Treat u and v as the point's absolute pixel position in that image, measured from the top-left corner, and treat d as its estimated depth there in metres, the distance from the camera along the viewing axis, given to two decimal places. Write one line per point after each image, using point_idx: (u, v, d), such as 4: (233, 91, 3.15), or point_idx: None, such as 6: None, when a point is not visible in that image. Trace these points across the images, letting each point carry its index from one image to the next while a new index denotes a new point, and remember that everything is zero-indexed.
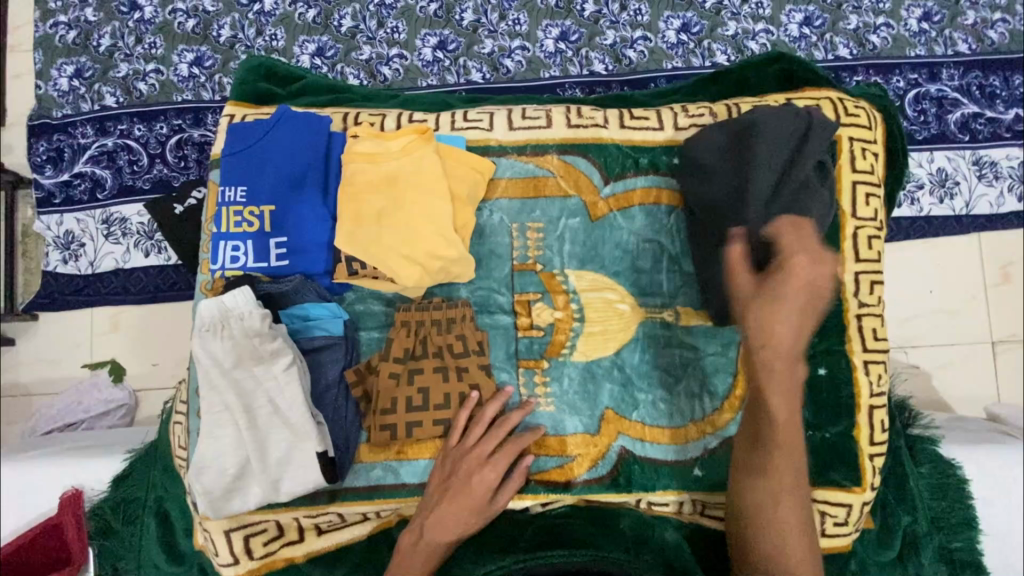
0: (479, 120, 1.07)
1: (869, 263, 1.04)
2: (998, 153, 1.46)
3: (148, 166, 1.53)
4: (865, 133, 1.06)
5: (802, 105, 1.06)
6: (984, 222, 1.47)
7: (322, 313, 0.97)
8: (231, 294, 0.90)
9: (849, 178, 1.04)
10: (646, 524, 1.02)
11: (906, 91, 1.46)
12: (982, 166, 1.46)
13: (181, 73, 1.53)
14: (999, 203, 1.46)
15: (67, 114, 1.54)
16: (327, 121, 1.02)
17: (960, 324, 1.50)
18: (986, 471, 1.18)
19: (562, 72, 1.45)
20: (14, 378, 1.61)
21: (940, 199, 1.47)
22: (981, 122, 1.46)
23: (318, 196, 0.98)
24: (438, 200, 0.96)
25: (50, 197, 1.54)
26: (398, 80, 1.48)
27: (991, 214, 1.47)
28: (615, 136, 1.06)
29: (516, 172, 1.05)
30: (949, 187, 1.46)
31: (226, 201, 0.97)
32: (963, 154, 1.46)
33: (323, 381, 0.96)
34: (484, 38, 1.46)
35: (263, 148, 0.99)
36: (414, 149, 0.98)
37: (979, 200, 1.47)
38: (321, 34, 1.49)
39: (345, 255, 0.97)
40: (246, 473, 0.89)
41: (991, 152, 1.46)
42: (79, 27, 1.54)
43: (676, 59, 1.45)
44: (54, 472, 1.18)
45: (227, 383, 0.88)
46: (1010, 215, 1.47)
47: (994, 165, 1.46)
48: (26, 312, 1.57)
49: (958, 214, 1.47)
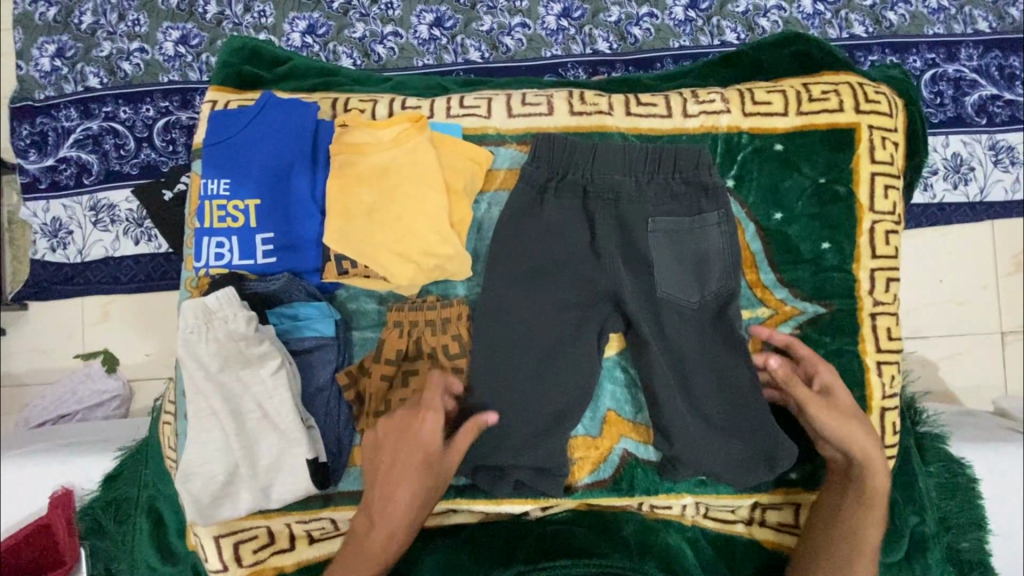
0: (476, 107, 1.01)
1: (886, 260, 0.99)
2: (1016, 137, 1.39)
3: (135, 150, 1.47)
4: (885, 120, 1.00)
5: (818, 91, 1.00)
6: (999, 209, 1.41)
7: (311, 313, 0.92)
8: (215, 295, 0.85)
9: (867, 169, 0.99)
10: (649, 529, 0.98)
11: (922, 72, 1.39)
12: (999, 151, 1.40)
13: (166, 52, 1.45)
14: (1015, 189, 1.41)
15: (49, 96, 1.47)
16: (314, 107, 0.95)
17: (970, 315, 1.46)
18: (994, 470, 1.16)
19: (564, 51, 1.38)
20: (8, 368, 1.59)
21: (955, 185, 1.41)
22: (999, 105, 1.39)
23: (305, 190, 0.92)
24: (433, 195, 0.91)
25: (35, 183, 1.48)
26: (392, 60, 1.41)
27: (1006, 201, 1.41)
28: (620, 123, 1.00)
29: (515, 163, 1.00)
30: (964, 172, 1.40)
31: (210, 195, 0.92)
32: (979, 139, 1.40)
33: (315, 384, 0.92)
34: (482, 15, 1.39)
35: (247, 138, 0.93)
36: (407, 139, 0.92)
37: (994, 186, 1.41)
38: (311, 10, 1.41)
39: (335, 254, 0.92)
40: (235, 479, 0.86)
41: (1009, 137, 1.40)
42: (60, 4, 1.46)
43: (683, 37, 1.38)
44: (44, 472, 1.16)
45: (213, 387, 0.84)
46: None
47: (1011, 150, 1.40)
48: (16, 302, 1.54)
49: (972, 201, 1.41)
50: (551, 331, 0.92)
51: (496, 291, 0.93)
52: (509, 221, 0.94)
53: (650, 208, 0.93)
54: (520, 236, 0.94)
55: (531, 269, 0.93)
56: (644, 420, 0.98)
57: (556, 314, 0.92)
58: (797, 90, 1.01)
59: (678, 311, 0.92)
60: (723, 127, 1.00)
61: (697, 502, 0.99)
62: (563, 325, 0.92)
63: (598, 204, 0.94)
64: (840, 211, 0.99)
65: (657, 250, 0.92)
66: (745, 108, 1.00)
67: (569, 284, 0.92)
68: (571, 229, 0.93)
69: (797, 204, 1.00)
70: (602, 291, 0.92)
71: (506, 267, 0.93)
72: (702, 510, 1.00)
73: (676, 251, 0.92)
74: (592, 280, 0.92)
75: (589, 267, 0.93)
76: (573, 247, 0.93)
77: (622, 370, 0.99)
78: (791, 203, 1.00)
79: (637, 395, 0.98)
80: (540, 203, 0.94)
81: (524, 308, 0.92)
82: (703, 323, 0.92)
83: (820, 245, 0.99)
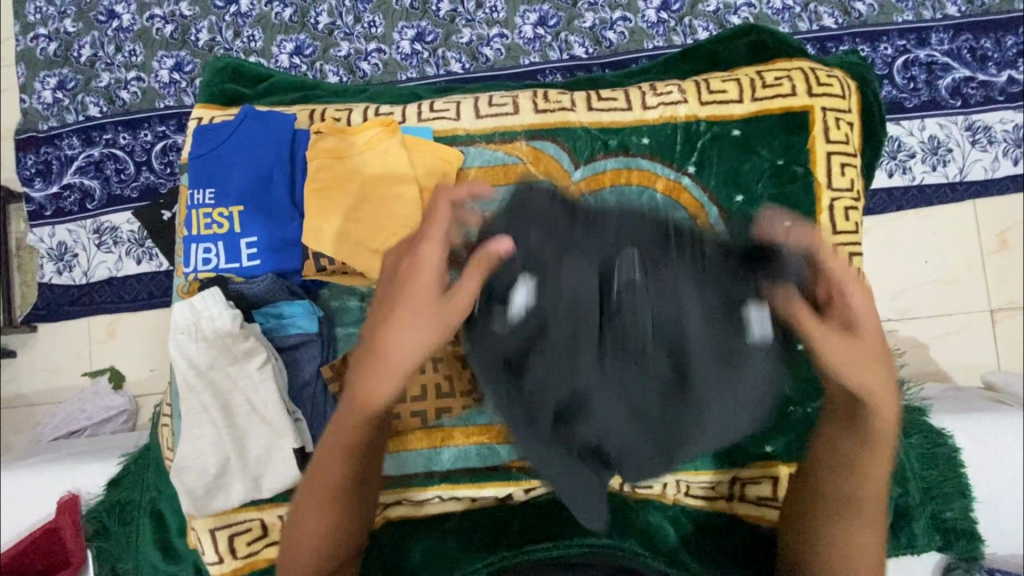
0: (446, 110, 1.06)
1: (848, 235, 1.02)
2: (992, 117, 1.43)
3: (135, 174, 1.54)
4: (839, 102, 1.04)
5: (772, 77, 1.05)
6: (979, 189, 1.45)
7: (296, 312, 0.97)
8: (201, 296, 0.90)
9: (823, 148, 1.03)
10: (629, 507, 1.01)
11: (895, 59, 1.43)
12: (976, 131, 1.43)
13: (163, 79, 1.53)
14: (994, 168, 1.44)
15: (53, 126, 1.55)
16: (291, 118, 1.01)
17: (954, 291, 1.48)
18: (975, 439, 1.17)
19: (542, 58, 1.44)
20: (20, 389, 1.66)
21: (934, 166, 1.44)
22: (973, 86, 1.42)
23: (285, 195, 0.97)
24: (406, 193, 0.96)
25: (41, 210, 1.56)
26: (377, 75, 1.48)
27: (986, 180, 1.45)
28: (582, 119, 1.05)
29: (485, 160, 1.04)
30: (942, 154, 1.44)
31: (196, 204, 0.97)
32: (955, 121, 1.43)
33: (301, 379, 0.97)
34: (462, 28, 1.45)
35: (229, 149, 0.99)
36: (380, 142, 0.98)
37: (973, 165, 1.44)
38: (299, 32, 1.48)
39: (313, 252, 0.97)
40: (227, 471, 0.90)
41: (985, 117, 1.43)
42: (60, 39, 1.55)
43: (656, 38, 1.43)
44: (51, 481, 1.20)
45: (204, 383, 0.89)
46: (1006, 179, 1.45)
47: (988, 130, 1.43)
48: (26, 323, 1.61)
49: (952, 180, 1.45)
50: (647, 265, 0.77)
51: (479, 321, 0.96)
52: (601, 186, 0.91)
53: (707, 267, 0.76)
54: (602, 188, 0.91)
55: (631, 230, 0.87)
56: None
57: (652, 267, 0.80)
58: (752, 78, 1.05)
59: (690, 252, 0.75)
60: (681, 116, 1.04)
61: (677, 480, 1.01)
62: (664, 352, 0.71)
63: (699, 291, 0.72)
64: (800, 190, 1.03)
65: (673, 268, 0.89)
66: (702, 97, 1.04)
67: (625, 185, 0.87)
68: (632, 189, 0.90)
69: (758, 185, 1.03)
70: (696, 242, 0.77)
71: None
72: (682, 488, 1.01)
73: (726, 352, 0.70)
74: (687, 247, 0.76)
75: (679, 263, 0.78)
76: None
77: None
78: (752, 185, 1.04)
79: None
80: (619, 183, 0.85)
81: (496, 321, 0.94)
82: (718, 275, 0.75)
83: None
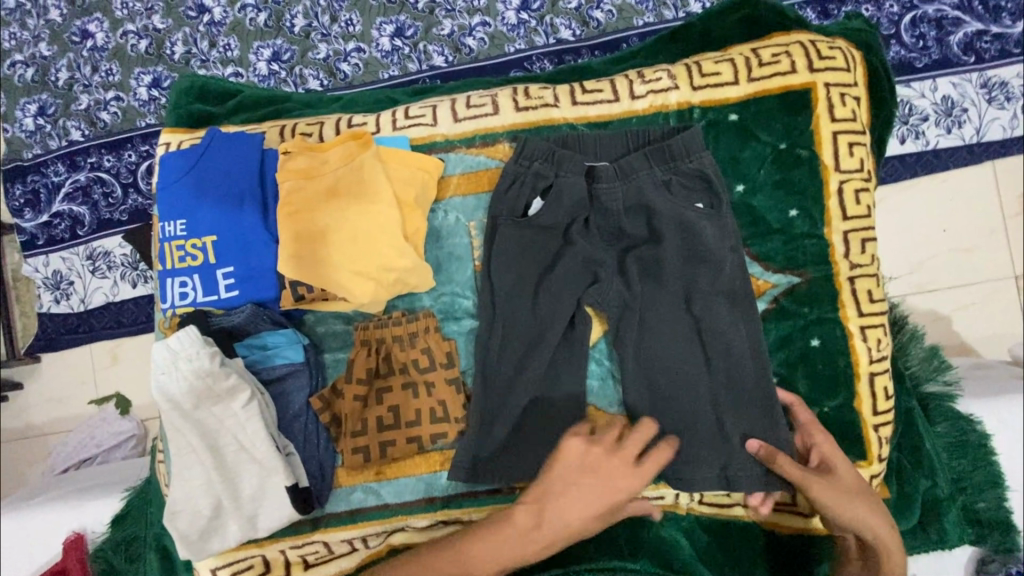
0: (422, 115, 1.00)
1: (859, 220, 0.95)
2: (1008, 72, 1.33)
3: (123, 197, 1.50)
4: (843, 76, 0.96)
5: (768, 54, 0.97)
6: (998, 148, 1.35)
7: (279, 341, 0.94)
8: (176, 335, 0.86)
9: (828, 128, 0.95)
10: (640, 523, 0.96)
11: (902, 17, 1.33)
12: (992, 88, 1.33)
13: (141, 97, 1.48)
14: (1012, 126, 1.34)
15: (36, 154, 1.52)
16: (259, 137, 0.96)
17: (978, 263, 1.40)
18: (1008, 424, 1.10)
19: (528, 44, 1.36)
20: (30, 420, 1.66)
21: (948, 129, 1.35)
22: (986, 40, 1.32)
23: (257, 220, 0.92)
24: (383, 210, 0.90)
25: (33, 240, 1.53)
26: (359, 76, 1.41)
27: (1005, 139, 1.34)
28: (567, 114, 0.99)
29: (467, 167, 0.99)
30: (957, 115, 1.34)
31: (169, 236, 0.93)
32: (969, 78, 1.33)
33: (291, 410, 0.94)
34: (442, 19, 1.37)
35: (197, 175, 0.94)
36: (353, 157, 0.93)
37: (990, 125, 1.34)
38: (275, 37, 1.42)
39: (289, 280, 0.92)
40: (220, 512, 0.87)
41: (1000, 72, 1.33)
42: (36, 64, 1.51)
43: (647, 14, 1.34)
44: (58, 517, 1.19)
45: (189, 424, 0.86)
46: None
47: (1005, 86, 1.33)
48: (29, 355, 1.60)
49: (968, 143, 1.35)
50: (663, 298, 0.91)
51: (492, 343, 0.93)
52: (600, 187, 0.92)
53: (689, 279, 0.90)
54: (600, 185, 0.92)
55: (642, 250, 0.91)
56: (625, 411, 0.96)
57: (659, 291, 0.91)
58: (746, 56, 0.98)
59: (670, 265, 0.90)
60: (673, 104, 0.97)
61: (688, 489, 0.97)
62: (665, 355, 0.91)
63: (687, 287, 0.90)
64: (805, 175, 0.96)
65: (672, 278, 0.90)
66: (694, 81, 0.97)
67: (631, 179, 0.91)
68: (630, 190, 0.92)
69: (759, 173, 0.97)
70: (689, 249, 0.90)
71: (496, 320, 0.93)
72: (695, 497, 0.98)
73: (684, 347, 0.90)
74: (692, 268, 0.90)
75: (681, 277, 0.91)
76: (575, 276, 0.92)
77: (598, 363, 0.97)
78: (753, 173, 0.97)
79: (614, 387, 0.97)
80: (595, 182, 0.93)
81: (505, 342, 0.92)
82: (703, 279, 0.90)
83: (788, 212, 0.96)
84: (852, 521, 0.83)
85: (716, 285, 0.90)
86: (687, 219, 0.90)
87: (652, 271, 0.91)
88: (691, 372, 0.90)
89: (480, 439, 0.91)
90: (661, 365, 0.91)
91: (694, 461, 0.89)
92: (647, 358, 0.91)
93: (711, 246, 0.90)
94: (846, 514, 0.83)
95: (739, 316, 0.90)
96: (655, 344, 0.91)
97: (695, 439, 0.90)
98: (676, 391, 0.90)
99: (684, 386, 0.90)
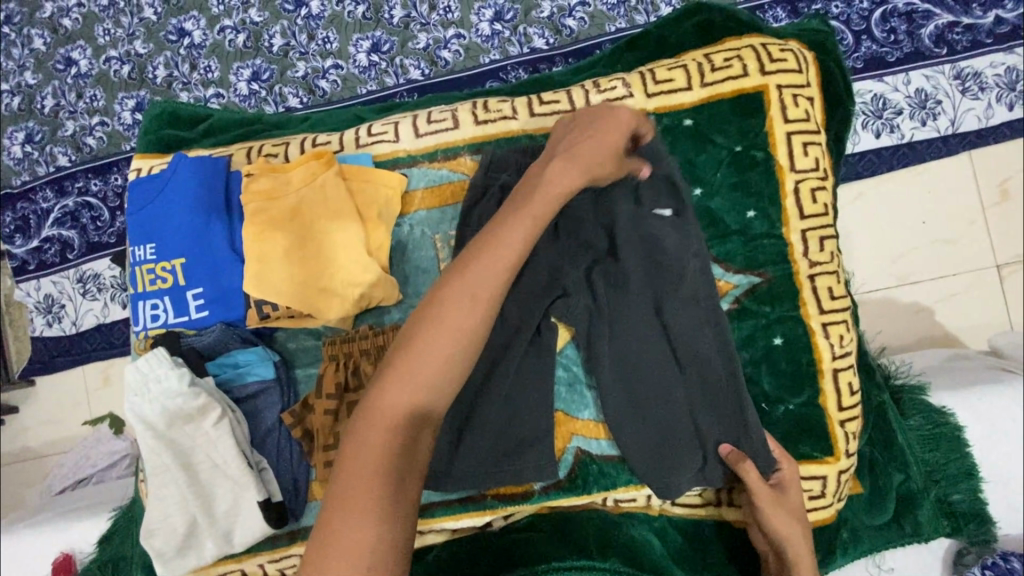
0: (385, 132, 1.02)
1: (817, 218, 0.97)
2: (981, 63, 1.34)
3: (111, 220, 1.52)
4: (796, 77, 0.98)
5: (720, 59, 0.99)
6: (974, 138, 1.36)
7: (250, 359, 0.96)
8: (145, 358, 0.88)
9: (782, 129, 0.97)
10: (611, 524, 0.99)
11: (871, 12, 1.34)
12: (965, 79, 1.34)
13: (126, 121, 1.51)
14: (988, 115, 1.35)
15: (25, 181, 1.55)
16: (224, 161, 0.99)
17: (954, 255, 1.40)
18: (982, 416, 1.10)
19: (502, 55, 1.38)
20: (25, 443, 1.69)
21: (923, 121, 1.36)
22: (958, 32, 1.33)
23: (224, 242, 0.94)
24: (346, 227, 0.93)
25: (24, 265, 1.56)
26: (337, 92, 1.43)
27: (980, 129, 1.36)
28: (525, 126, 1.01)
29: (430, 181, 1.01)
30: (931, 108, 1.35)
31: (139, 261, 0.96)
32: (942, 70, 1.34)
33: (264, 426, 0.96)
34: (417, 33, 1.40)
35: (163, 200, 0.96)
36: (315, 177, 0.95)
37: (965, 115, 1.35)
38: (254, 57, 1.45)
39: (256, 299, 0.94)
40: (196, 529, 0.89)
41: (974, 63, 1.34)
42: (22, 92, 1.54)
43: (619, 20, 1.34)
44: (52, 537, 1.22)
45: (161, 444, 0.88)
46: (1002, 126, 1.36)
47: (978, 76, 1.34)
48: (22, 379, 1.63)
49: (944, 134, 1.36)
50: (634, 306, 0.90)
51: None
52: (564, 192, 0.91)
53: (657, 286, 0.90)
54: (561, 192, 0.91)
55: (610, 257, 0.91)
56: (594, 416, 0.97)
57: (627, 300, 0.90)
58: (699, 62, 0.99)
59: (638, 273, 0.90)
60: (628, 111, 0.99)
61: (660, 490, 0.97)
62: (637, 363, 0.90)
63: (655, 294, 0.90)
64: (761, 176, 0.97)
65: (640, 287, 0.90)
66: (648, 89, 0.99)
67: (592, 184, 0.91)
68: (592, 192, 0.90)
69: (717, 175, 0.98)
70: (657, 255, 0.90)
71: None
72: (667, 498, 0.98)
73: (656, 355, 0.90)
74: (659, 275, 0.90)
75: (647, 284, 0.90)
76: (540, 284, 0.90)
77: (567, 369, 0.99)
78: (710, 176, 0.98)
79: (582, 391, 0.98)
80: None
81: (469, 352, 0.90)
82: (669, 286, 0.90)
83: (746, 214, 0.97)
84: (783, 537, 0.89)
85: (683, 292, 0.90)
86: (649, 227, 0.90)
87: (618, 280, 0.90)
88: (661, 381, 0.89)
89: (452, 462, 0.89)
90: (634, 373, 0.90)
91: (663, 468, 0.89)
92: (620, 365, 0.91)
93: (673, 254, 0.90)
94: (780, 529, 0.89)
95: (708, 328, 0.90)
96: (625, 348, 0.90)
97: (663, 446, 0.89)
98: (648, 399, 0.90)
99: (657, 394, 0.89)
